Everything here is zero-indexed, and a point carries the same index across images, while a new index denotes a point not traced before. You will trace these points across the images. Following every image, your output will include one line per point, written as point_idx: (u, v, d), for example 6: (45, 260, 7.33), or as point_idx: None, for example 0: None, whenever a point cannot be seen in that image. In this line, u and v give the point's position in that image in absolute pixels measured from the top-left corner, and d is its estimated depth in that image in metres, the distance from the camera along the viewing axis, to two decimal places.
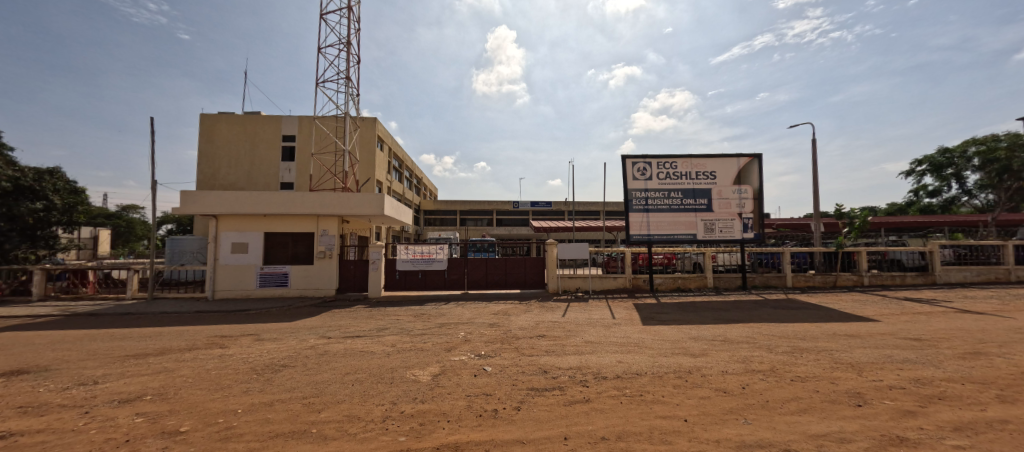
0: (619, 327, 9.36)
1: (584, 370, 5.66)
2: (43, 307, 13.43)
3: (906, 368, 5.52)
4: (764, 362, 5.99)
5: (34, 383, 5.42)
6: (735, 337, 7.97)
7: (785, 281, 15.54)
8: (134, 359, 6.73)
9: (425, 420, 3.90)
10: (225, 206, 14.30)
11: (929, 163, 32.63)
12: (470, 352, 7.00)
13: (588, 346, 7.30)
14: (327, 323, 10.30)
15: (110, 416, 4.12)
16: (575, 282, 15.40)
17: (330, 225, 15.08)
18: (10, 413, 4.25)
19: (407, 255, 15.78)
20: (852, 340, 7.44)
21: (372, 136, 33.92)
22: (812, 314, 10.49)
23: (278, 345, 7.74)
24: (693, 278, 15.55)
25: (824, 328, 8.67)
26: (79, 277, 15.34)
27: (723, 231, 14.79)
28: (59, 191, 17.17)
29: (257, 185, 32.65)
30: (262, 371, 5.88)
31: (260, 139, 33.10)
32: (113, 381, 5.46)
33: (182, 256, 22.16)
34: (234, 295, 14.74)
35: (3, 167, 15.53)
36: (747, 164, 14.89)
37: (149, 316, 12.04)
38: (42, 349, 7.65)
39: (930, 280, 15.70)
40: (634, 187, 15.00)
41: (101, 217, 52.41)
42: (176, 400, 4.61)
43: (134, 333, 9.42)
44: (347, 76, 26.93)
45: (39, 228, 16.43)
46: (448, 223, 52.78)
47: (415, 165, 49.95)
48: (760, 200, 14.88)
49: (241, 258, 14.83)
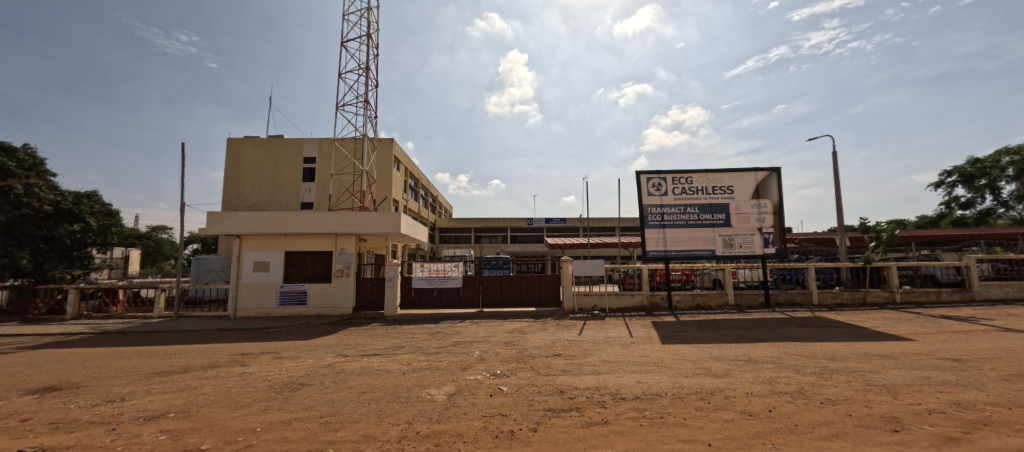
0: (637, 346, 9.16)
1: (602, 391, 5.53)
2: (76, 325, 13.93)
3: (947, 390, 5.22)
4: (791, 383, 5.74)
5: (65, 400, 5.61)
6: (759, 356, 7.68)
7: (811, 298, 14.96)
8: (159, 376, 6.93)
9: (441, 441, 3.86)
10: (249, 225, 14.82)
11: (959, 174, 31.42)
12: (486, 371, 6.94)
13: (605, 365, 7.15)
14: (344, 342, 10.39)
15: (136, 433, 4.22)
16: (591, 300, 15.18)
17: (347, 243, 15.35)
18: (42, 429, 4.40)
19: (423, 272, 15.90)
20: (886, 360, 7.09)
21: (389, 156, 34.84)
22: (840, 333, 10.04)
23: (296, 363, 7.86)
24: (713, 295, 15.12)
25: (854, 348, 8.28)
26: (110, 296, 15.90)
27: (743, 246, 14.46)
28: (96, 213, 17.97)
29: (279, 205, 33.73)
30: (281, 389, 5.96)
31: (283, 161, 34.36)
32: (139, 398, 5.62)
33: (207, 275, 22.86)
34: (256, 314, 15.05)
35: (46, 191, 16.42)
36: (765, 178, 14.69)
37: (175, 334, 12.38)
38: (73, 367, 7.92)
39: (968, 297, 14.90)
40: (649, 203, 14.82)
41: (132, 237, 55.23)
42: (199, 418, 4.70)
43: (160, 351, 9.68)
44: (365, 99, 27.81)
45: (76, 248, 17.23)
46: (463, 240, 53.19)
47: (430, 185, 50.81)
48: (781, 215, 14.59)
49: (263, 276, 15.18)
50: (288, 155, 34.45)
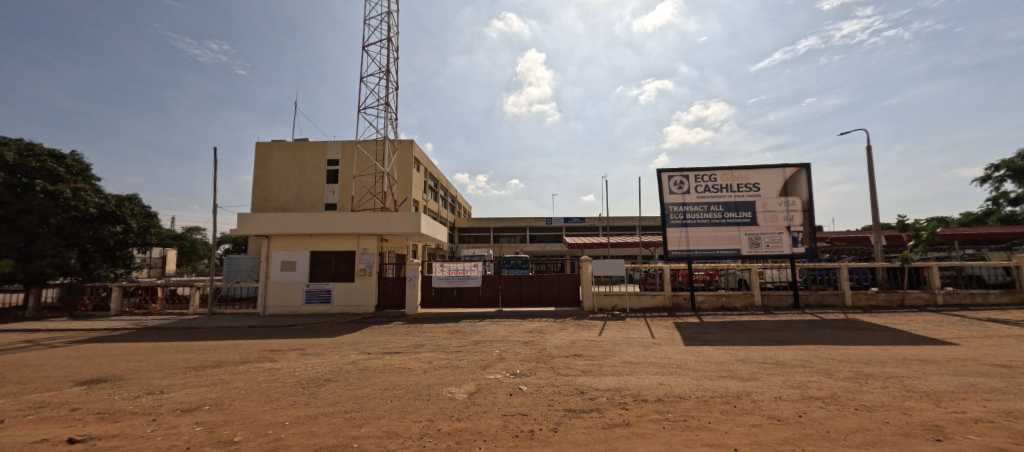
0: (659, 347, 9.00)
1: (623, 392, 5.46)
2: (119, 321, 14.75)
3: (995, 398, 4.90)
4: (823, 388, 5.51)
5: (110, 391, 5.95)
6: (788, 359, 7.42)
7: (844, 299, 14.34)
8: (195, 371, 7.27)
9: (462, 438, 3.91)
10: (276, 226, 15.33)
11: (1008, 168, 29.44)
12: (506, 370, 6.97)
13: (626, 367, 7.06)
14: (367, 339, 10.63)
15: (174, 424, 4.44)
16: (612, 300, 15.02)
17: (369, 243, 15.69)
18: (90, 418, 4.68)
19: (443, 272, 16.06)
20: (926, 366, 6.71)
21: (410, 158, 35.38)
22: (876, 336, 9.58)
23: (322, 360, 8.10)
24: (738, 296, 14.71)
25: (891, 352, 7.90)
26: (150, 294, 16.78)
27: (770, 245, 14.00)
28: (137, 215, 18.99)
29: (305, 207, 34.76)
30: (308, 385, 6.15)
31: (308, 163, 35.40)
32: (176, 391, 5.90)
33: (237, 274, 23.79)
34: (283, 311, 15.55)
35: (92, 195, 17.43)
36: (793, 175, 14.16)
37: (209, 330, 12.94)
38: (117, 360, 8.39)
39: (1019, 299, 13.99)
40: (670, 202, 14.53)
41: (169, 238, 58.07)
42: (232, 411, 4.90)
43: (195, 346, 10.13)
44: (386, 102, 28.33)
45: (118, 249, 18.25)
46: (482, 240, 53.47)
47: (449, 185, 51.31)
48: (810, 213, 14.05)
49: (290, 275, 15.68)
50: (313, 158, 35.46)
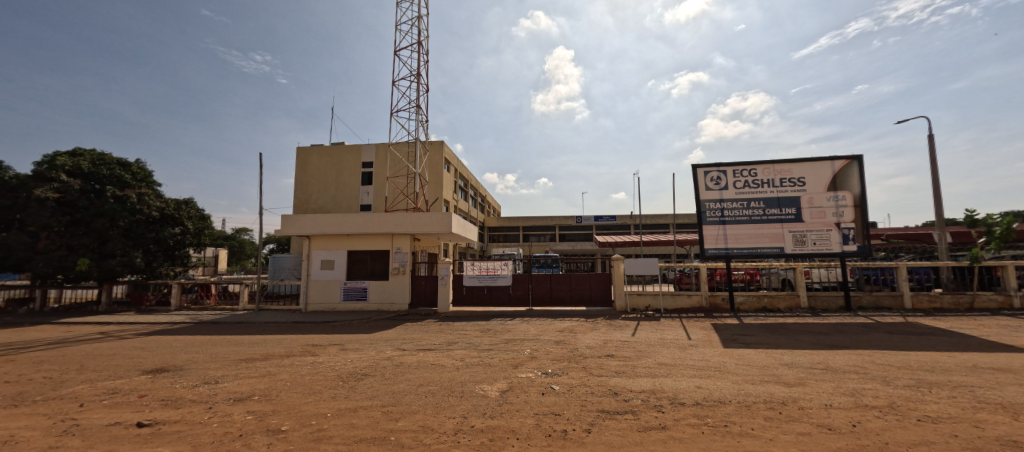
0: (696, 349, 8.68)
1: (658, 394, 5.32)
2: (178, 316, 15.98)
3: None
4: (879, 397, 5.13)
5: (172, 380, 6.45)
6: (839, 365, 6.95)
7: (902, 302, 13.31)
8: (245, 363, 7.75)
9: (495, 436, 3.94)
10: (316, 226, 16.05)
11: None
12: (537, 369, 6.96)
13: (661, 368, 6.86)
14: (402, 336, 10.93)
15: (228, 412, 4.75)
16: (645, 299, 14.67)
17: (403, 242, 16.12)
18: (155, 404, 5.10)
19: (473, 271, 16.25)
20: (1002, 375, 6.09)
21: (440, 159, 36.04)
22: (940, 342, 8.81)
23: (360, 355, 8.41)
24: (782, 296, 13.94)
25: (959, 359, 7.23)
26: (205, 290, 18.05)
27: (817, 243, 13.19)
28: (192, 217, 20.48)
29: (342, 208, 36.18)
30: (347, 379, 6.40)
31: (344, 166, 36.84)
32: (229, 382, 6.32)
33: (281, 272, 25.13)
34: (323, 308, 16.27)
35: (154, 199, 18.96)
36: (843, 167, 13.26)
37: (257, 325, 13.75)
38: (177, 351, 9.09)
39: None
40: (707, 198, 13.99)
41: (221, 238, 62.18)
42: (278, 401, 5.19)
43: (244, 340, 10.79)
44: (417, 105, 29.02)
45: (177, 249, 19.75)
46: (512, 239, 53.61)
47: (479, 185, 51.81)
48: (863, 208, 13.10)
49: (329, 273, 16.37)
50: (349, 161, 36.85)
